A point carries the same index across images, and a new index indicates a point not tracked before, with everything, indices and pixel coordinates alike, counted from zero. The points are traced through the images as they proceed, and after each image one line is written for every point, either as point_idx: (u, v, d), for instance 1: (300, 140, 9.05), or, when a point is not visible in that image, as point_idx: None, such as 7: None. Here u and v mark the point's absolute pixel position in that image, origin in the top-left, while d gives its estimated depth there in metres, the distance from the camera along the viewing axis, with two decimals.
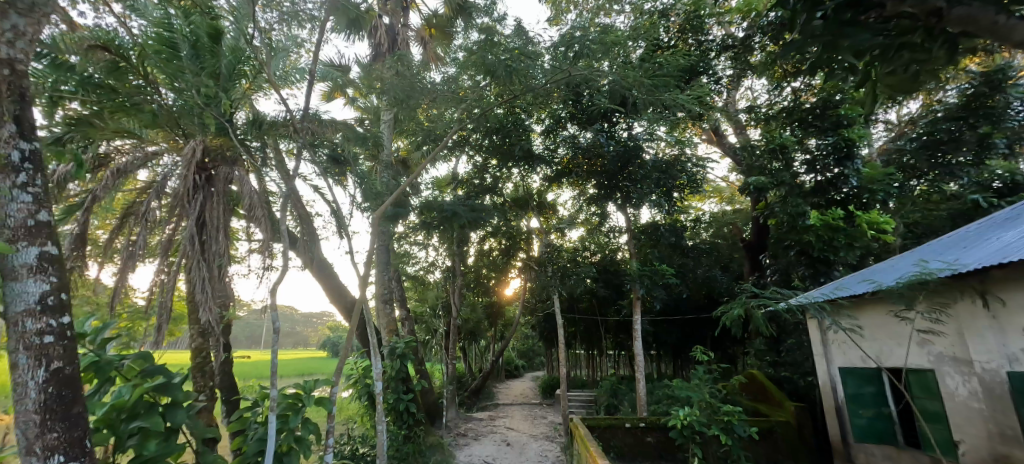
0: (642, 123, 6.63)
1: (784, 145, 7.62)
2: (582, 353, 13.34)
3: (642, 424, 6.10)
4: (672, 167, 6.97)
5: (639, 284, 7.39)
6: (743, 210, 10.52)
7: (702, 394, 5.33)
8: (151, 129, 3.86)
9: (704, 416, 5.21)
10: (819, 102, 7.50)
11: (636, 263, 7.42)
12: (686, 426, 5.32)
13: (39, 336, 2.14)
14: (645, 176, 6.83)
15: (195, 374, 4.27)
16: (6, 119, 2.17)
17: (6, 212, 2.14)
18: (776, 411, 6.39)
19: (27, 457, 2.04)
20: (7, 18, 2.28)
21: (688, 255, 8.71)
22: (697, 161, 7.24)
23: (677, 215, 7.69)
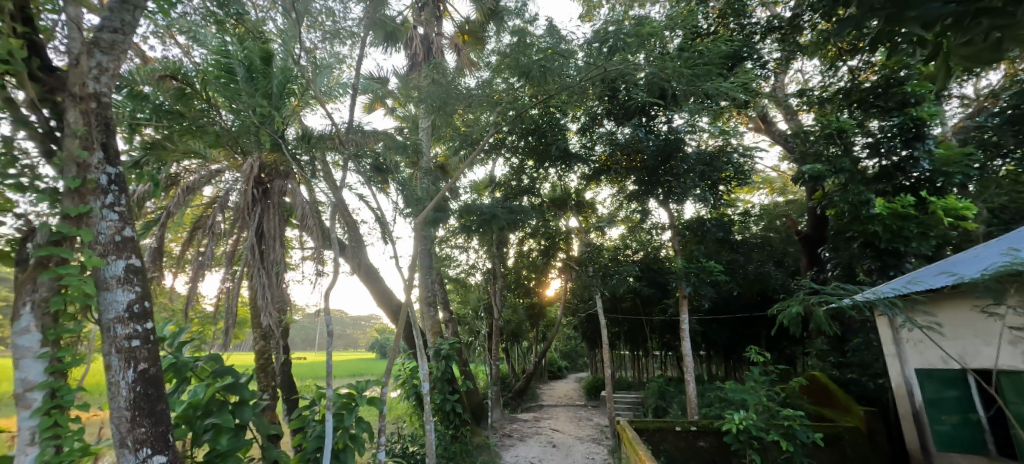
0: (682, 115, 6.45)
1: (841, 129, 7.14)
2: (627, 354, 13.13)
3: (694, 428, 5.95)
4: (718, 158, 6.75)
5: (685, 282, 7.19)
6: (798, 200, 9.86)
7: (759, 398, 5.12)
8: (214, 149, 4.16)
9: (761, 420, 5.01)
10: (880, 80, 7.08)
11: (681, 260, 7.24)
12: (742, 431, 5.14)
13: (128, 340, 2.37)
14: (688, 170, 6.62)
15: (260, 374, 4.67)
16: (95, 147, 2.42)
17: (98, 229, 2.38)
18: (843, 416, 6.03)
19: (122, 449, 2.29)
20: (93, 56, 2.54)
21: (738, 250, 8.39)
22: (744, 150, 7.00)
23: (723, 209, 7.43)
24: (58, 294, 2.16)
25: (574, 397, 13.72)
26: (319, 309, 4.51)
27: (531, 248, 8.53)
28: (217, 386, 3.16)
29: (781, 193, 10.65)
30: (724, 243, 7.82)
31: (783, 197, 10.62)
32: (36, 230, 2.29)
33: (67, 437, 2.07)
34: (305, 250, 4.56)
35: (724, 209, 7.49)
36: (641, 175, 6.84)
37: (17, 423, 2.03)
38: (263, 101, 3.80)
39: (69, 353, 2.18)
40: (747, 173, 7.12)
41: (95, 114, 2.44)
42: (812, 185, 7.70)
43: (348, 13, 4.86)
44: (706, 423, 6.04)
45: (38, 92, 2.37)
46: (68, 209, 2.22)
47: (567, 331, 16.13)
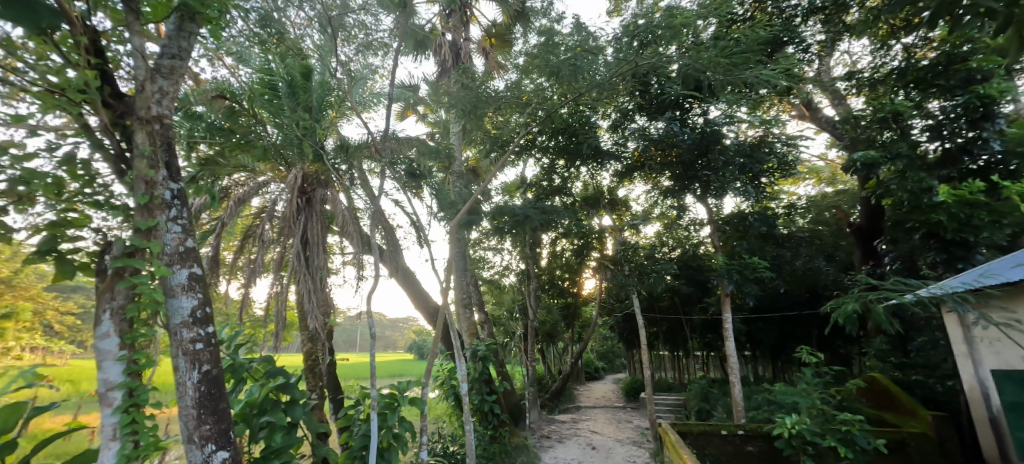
0: (720, 106, 6.32)
1: (897, 112, 6.72)
2: (666, 354, 12.83)
3: (741, 432, 5.78)
4: (758, 148, 6.54)
5: (726, 279, 6.97)
6: (850, 190, 9.23)
7: (811, 400, 4.93)
8: (261, 162, 4.40)
9: (816, 425, 4.84)
10: (941, 57, 6.65)
11: (721, 256, 7.02)
12: (794, 437, 4.97)
13: (192, 343, 2.56)
14: (727, 162, 6.44)
15: (308, 374, 4.90)
16: (160, 166, 2.63)
17: (164, 241, 2.58)
18: (907, 421, 5.72)
19: (189, 444, 2.47)
20: (156, 82, 2.76)
21: (783, 245, 8.04)
22: (787, 139, 6.71)
23: (764, 203, 7.16)
24: (132, 302, 2.36)
25: (612, 399, 13.54)
26: (360, 312, 4.68)
27: (565, 248, 8.50)
28: (271, 386, 3.34)
29: (830, 184, 10.12)
30: (768, 238, 7.54)
31: (831, 188, 10.08)
32: (112, 243, 2.52)
33: (143, 432, 2.25)
34: (346, 256, 4.74)
35: (767, 202, 7.23)
36: (677, 169, 6.69)
37: (101, 420, 2.23)
38: (304, 114, 4.00)
39: (144, 355, 2.36)
40: (791, 163, 6.82)
41: (159, 134, 2.66)
42: (865, 174, 7.26)
43: (379, 25, 5.02)
44: (754, 427, 5.84)
45: (110, 117, 2.59)
46: (138, 224, 2.42)
47: (603, 332, 15.94)
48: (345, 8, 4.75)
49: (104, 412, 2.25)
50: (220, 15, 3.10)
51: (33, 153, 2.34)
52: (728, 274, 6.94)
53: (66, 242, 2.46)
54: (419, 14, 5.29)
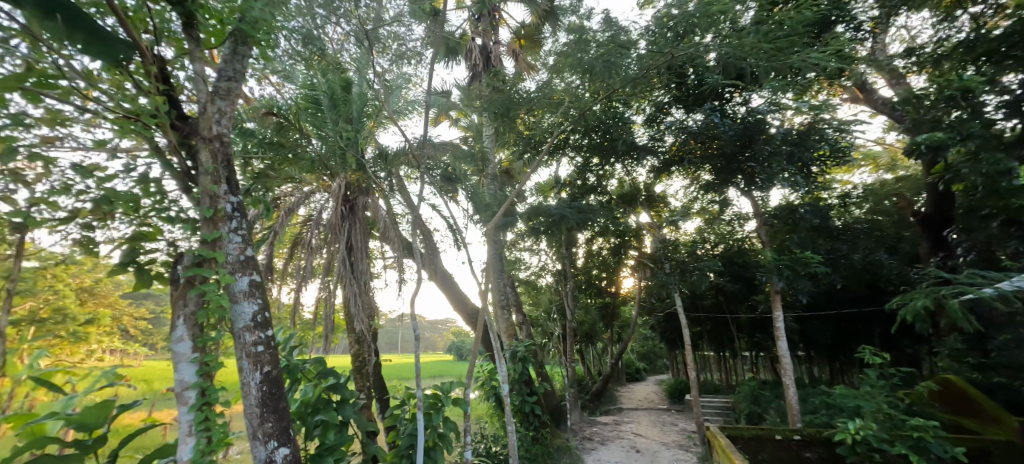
0: (762, 94, 6.08)
1: (967, 88, 6.05)
2: (711, 354, 12.42)
3: (798, 438, 5.54)
4: (807, 136, 6.18)
5: (776, 275, 6.67)
6: (913, 176, 8.45)
7: (876, 404, 4.71)
8: (307, 174, 4.63)
9: (883, 431, 4.57)
10: (1014, 26, 5.84)
11: (770, 252, 6.74)
12: (859, 444, 4.76)
13: (255, 346, 2.74)
14: (773, 152, 6.15)
15: (355, 375, 5.08)
16: (222, 181, 2.83)
17: (227, 250, 2.78)
18: (991, 429, 5.31)
19: (254, 440, 2.64)
20: (216, 103, 2.97)
21: (838, 238, 7.59)
22: (839, 125, 6.33)
23: (815, 194, 6.86)
24: (201, 308, 2.56)
25: (655, 401, 13.24)
26: (403, 315, 4.81)
27: (601, 248, 8.42)
28: (324, 386, 3.51)
29: (889, 170, 9.33)
30: (820, 231, 7.15)
31: (891, 174, 9.33)
32: (182, 254, 2.74)
33: (215, 429, 2.43)
34: (387, 261, 4.90)
35: (818, 192, 6.90)
36: (720, 162, 6.53)
37: (178, 417, 2.43)
38: (345, 126, 4.16)
39: (213, 357, 2.55)
40: (844, 150, 6.43)
41: (220, 153, 2.86)
42: (931, 158, 6.64)
43: (412, 35, 5.20)
44: (812, 432, 5.58)
45: (178, 138, 2.82)
46: (205, 235, 2.62)
47: (643, 332, 15.62)
48: (381, 22, 4.90)
49: (180, 410, 2.45)
50: (269, 37, 3.30)
51: (112, 174, 2.58)
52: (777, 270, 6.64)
53: (143, 254, 2.71)
54: (449, 21, 5.38)
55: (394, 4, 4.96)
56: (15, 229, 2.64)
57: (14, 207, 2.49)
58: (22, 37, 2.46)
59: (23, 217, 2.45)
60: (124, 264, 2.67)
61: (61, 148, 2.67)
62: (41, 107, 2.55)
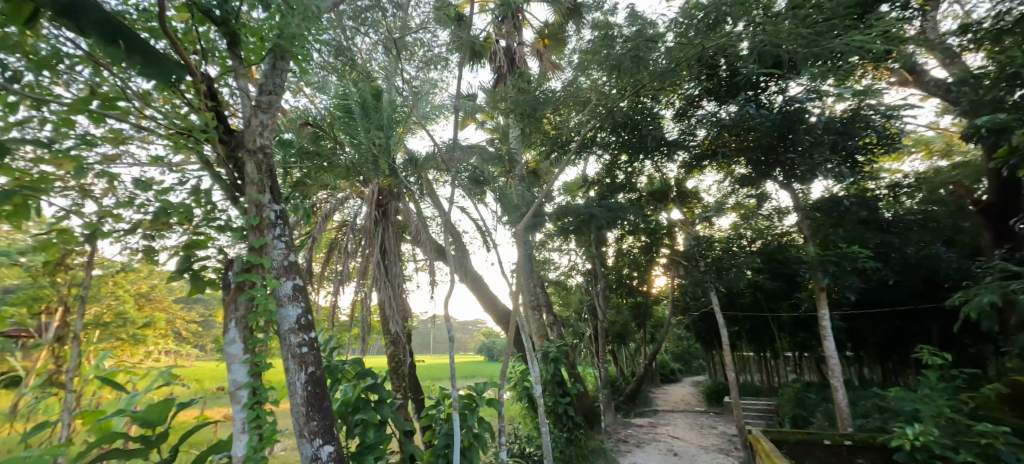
0: (801, 82, 5.83)
1: None
2: (750, 354, 12.01)
3: (849, 443, 5.32)
4: (852, 123, 5.91)
5: (819, 272, 6.45)
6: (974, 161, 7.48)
7: (937, 409, 4.52)
8: (342, 180, 4.79)
9: (946, 438, 4.33)
10: None
11: (813, 247, 6.46)
12: (918, 451, 4.52)
13: (300, 347, 2.86)
14: (815, 143, 5.84)
15: (392, 375, 5.19)
16: (266, 191, 2.98)
17: (272, 256, 2.92)
18: None
19: (300, 437, 2.77)
20: (258, 117, 3.12)
21: (889, 230, 7.31)
22: (887, 111, 5.91)
23: (862, 185, 6.58)
24: (250, 311, 2.70)
25: (691, 403, 12.92)
26: (436, 317, 4.90)
27: (631, 246, 8.29)
28: (363, 386, 3.63)
29: (944, 156, 8.52)
30: (870, 224, 6.81)
31: (947, 161, 8.50)
32: (231, 261, 2.90)
33: (265, 426, 2.55)
34: (419, 263, 5.00)
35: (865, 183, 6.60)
36: (756, 154, 6.23)
37: (233, 415, 2.58)
38: (377, 133, 4.27)
39: (262, 358, 2.68)
40: (891, 137, 6.06)
41: (264, 164, 3.01)
42: (992, 142, 6.08)
43: (437, 41, 5.32)
44: (865, 437, 5.35)
45: (226, 151, 2.99)
46: (252, 242, 2.76)
47: (677, 331, 15.27)
48: (407, 30, 5.05)
49: (234, 408, 2.60)
50: (305, 51, 3.44)
51: (168, 187, 2.77)
52: (821, 266, 6.40)
53: (197, 262, 2.90)
54: (473, 25, 5.46)
55: (418, 13, 5.14)
56: (86, 240, 2.86)
57: (84, 220, 2.71)
58: (87, 64, 2.67)
59: (92, 229, 2.66)
60: (180, 271, 2.85)
61: (122, 165, 2.88)
62: (105, 128, 2.76)
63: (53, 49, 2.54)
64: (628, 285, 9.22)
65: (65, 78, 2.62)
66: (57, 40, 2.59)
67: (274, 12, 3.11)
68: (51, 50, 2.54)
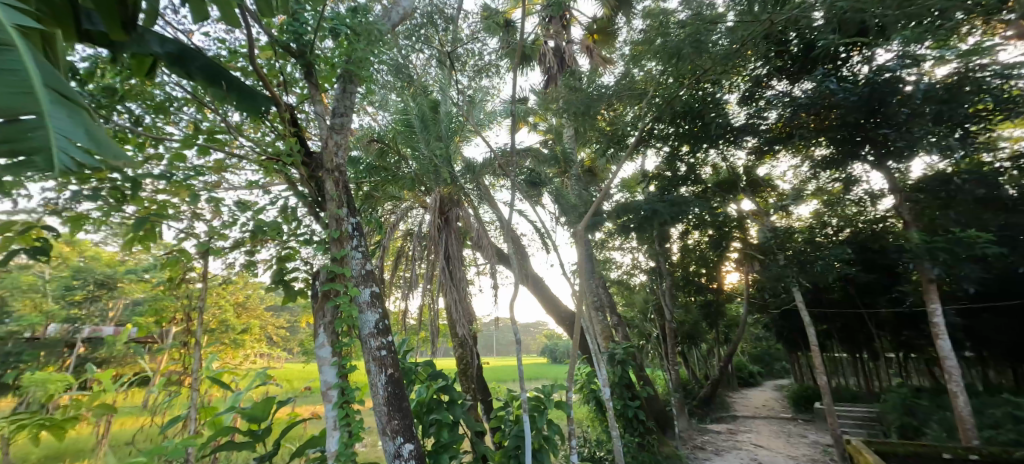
0: (890, 47, 5.06)
1: None
2: (842, 357, 10.89)
3: (974, 457, 4.75)
4: (959, 88, 4.89)
5: (926, 262, 5.47)
6: None
7: None
8: (406, 192, 5.01)
9: None
10: None
11: (915, 234, 5.59)
12: None
13: (379, 350, 3.06)
14: (915, 115, 5.10)
15: (461, 377, 5.36)
16: (344, 206, 3.22)
17: (353, 266, 3.16)
18: None
19: (383, 435, 2.95)
20: (333, 137, 3.37)
21: (1015, 211, 5.20)
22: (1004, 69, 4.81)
23: (978, 157, 5.24)
24: (336, 317, 2.94)
25: (775, 408, 12.02)
26: (500, 319, 5.01)
27: (698, 242, 7.56)
28: (435, 387, 3.79)
29: None
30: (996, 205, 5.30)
31: None
32: (318, 271, 3.18)
33: (354, 424, 2.74)
34: (481, 268, 5.13)
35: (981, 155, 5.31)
36: (840, 132, 5.64)
37: (326, 413, 2.83)
38: (437, 143, 4.37)
39: (348, 361, 2.90)
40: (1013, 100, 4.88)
41: (341, 181, 3.25)
42: None
43: (487, 49, 5.45)
44: (996, 452, 4.71)
45: (308, 171, 3.28)
46: (334, 254, 2.99)
47: (754, 331, 14.30)
48: (459, 41, 5.16)
49: (328, 406, 2.85)
50: (371, 73, 3.67)
51: (262, 208, 3.09)
52: (929, 256, 5.38)
53: (288, 273, 3.22)
54: (518, 29, 5.58)
55: (469, 24, 5.35)
56: (198, 258, 3.26)
57: (198, 241, 3.10)
58: (193, 104, 3.06)
59: (205, 248, 3.04)
60: (276, 282, 3.18)
61: (224, 191, 3.25)
62: (209, 158, 3.14)
63: (167, 94, 2.94)
64: (697, 282, 8.80)
65: (176, 118, 3.02)
66: (169, 86, 3.00)
67: (342, 40, 3.37)
68: (166, 96, 2.95)
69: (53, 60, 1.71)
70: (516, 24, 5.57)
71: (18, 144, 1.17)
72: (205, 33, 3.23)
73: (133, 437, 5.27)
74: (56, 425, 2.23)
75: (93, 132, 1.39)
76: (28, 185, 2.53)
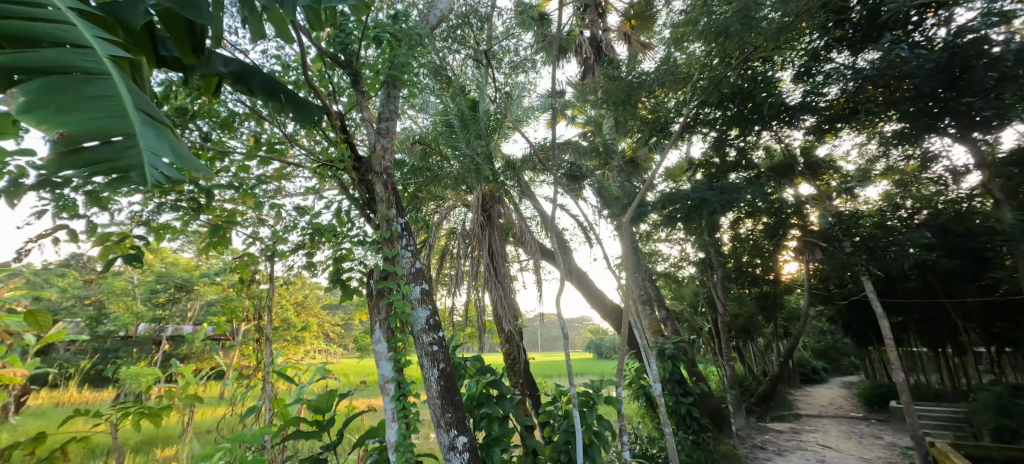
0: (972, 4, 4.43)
1: None
2: (921, 351, 10.01)
3: None
4: None
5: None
6: None
7: None
8: (450, 191, 5.08)
9: None
10: None
11: (1007, 213, 4.70)
12: None
13: (431, 345, 3.16)
14: (1004, 80, 4.34)
15: (510, 371, 5.41)
16: (393, 207, 3.34)
17: (403, 264, 3.27)
18: None
19: (438, 427, 3.05)
20: (380, 142, 3.48)
21: None
22: None
23: None
24: (390, 314, 3.07)
25: (844, 407, 11.26)
26: (544, 314, 5.02)
27: (751, 231, 7.24)
28: (484, 382, 3.84)
29: None
30: None
31: None
32: (372, 270, 3.32)
33: (411, 416, 2.85)
34: (524, 264, 5.16)
35: None
36: (913, 105, 4.96)
37: (385, 405, 2.95)
38: (477, 142, 4.43)
39: (402, 356, 3.01)
40: None
41: (389, 183, 3.37)
42: None
43: (522, 44, 5.45)
44: None
45: (359, 175, 3.43)
46: (386, 253, 3.11)
47: (816, 324, 13.48)
48: (493, 39, 5.18)
49: (385, 399, 2.98)
50: (412, 76, 3.75)
51: (318, 212, 3.26)
52: None
53: (346, 270, 3.42)
54: (553, 22, 5.55)
55: (502, 21, 5.38)
56: (263, 261, 3.49)
57: (264, 245, 3.32)
58: (253, 118, 3.28)
59: (271, 252, 3.25)
60: (334, 281, 3.37)
61: (284, 197, 3.47)
62: (270, 168, 3.35)
63: (230, 110, 3.17)
64: (751, 273, 8.40)
65: (239, 132, 3.24)
66: (231, 102, 3.21)
67: (385, 46, 3.44)
68: (229, 111, 3.17)
69: (140, 86, 1.89)
70: (551, 17, 5.49)
71: (117, 161, 1.31)
72: (262, 50, 3.44)
73: (214, 426, 5.76)
74: (152, 413, 2.48)
75: (177, 150, 1.52)
76: (120, 199, 2.81)
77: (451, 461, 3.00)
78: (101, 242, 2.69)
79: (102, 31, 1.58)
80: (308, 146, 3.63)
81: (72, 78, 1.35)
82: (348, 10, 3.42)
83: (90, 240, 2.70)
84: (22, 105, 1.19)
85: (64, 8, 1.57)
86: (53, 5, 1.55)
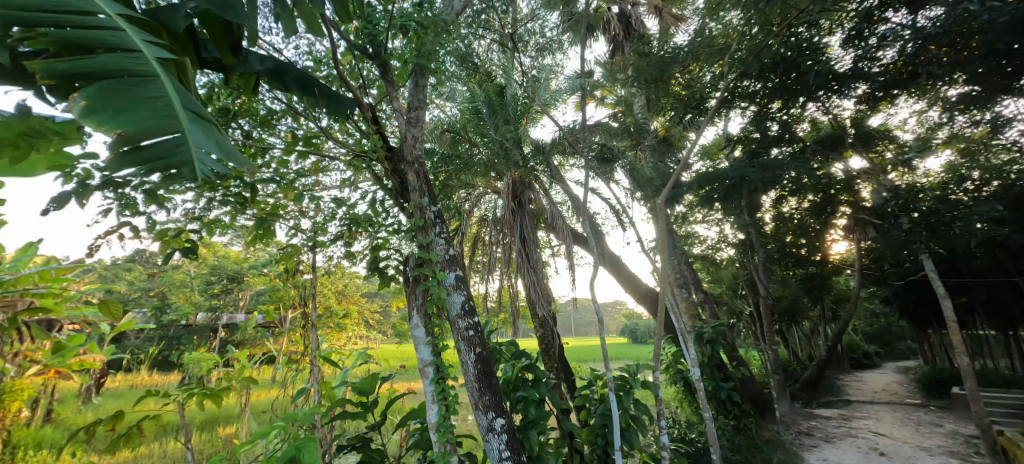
0: None
1: None
2: (987, 334, 9.32)
3: None
4: None
5: None
6: None
7: None
8: (479, 178, 5.11)
9: None
10: None
11: None
12: None
13: (467, 330, 3.22)
14: None
15: (544, 355, 5.41)
16: (426, 195, 3.40)
17: (438, 251, 3.33)
18: None
19: (476, 409, 3.12)
20: (411, 131, 3.52)
21: None
22: None
23: None
24: (427, 300, 3.17)
25: (900, 393, 10.68)
26: (577, 299, 4.99)
27: (794, 210, 6.92)
28: (521, 366, 3.88)
29: None
30: None
31: None
32: (408, 258, 3.40)
33: (450, 398, 2.93)
34: (555, 249, 5.15)
35: None
36: (983, 65, 4.46)
37: (424, 388, 3.03)
38: (506, 127, 4.39)
39: (439, 340, 3.10)
40: None
41: (421, 172, 3.42)
42: None
43: (548, 25, 5.28)
44: None
45: (391, 166, 3.50)
46: (421, 241, 3.17)
47: (867, 305, 12.78)
48: (518, 22, 5.07)
49: (425, 382, 3.07)
50: (439, 65, 3.74)
51: (354, 203, 3.37)
52: None
53: (382, 258, 3.53)
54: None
55: (528, 3, 5.31)
56: (305, 251, 3.63)
57: (306, 236, 3.46)
58: (290, 115, 3.40)
59: (312, 242, 3.38)
60: (373, 269, 3.48)
61: (322, 189, 3.59)
62: (307, 162, 3.47)
63: (268, 108, 3.29)
64: (795, 254, 8.03)
65: (277, 130, 3.38)
66: (269, 101, 3.34)
67: (411, 35, 3.46)
68: (267, 110, 3.29)
69: (187, 85, 1.97)
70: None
71: (170, 158, 1.40)
72: (295, 48, 3.54)
73: (268, 407, 6.16)
74: (214, 393, 2.66)
75: (224, 145, 1.59)
76: (174, 195, 2.99)
77: (490, 442, 3.08)
78: (160, 237, 2.89)
79: (150, 35, 1.67)
80: (343, 139, 3.74)
81: (126, 82, 1.44)
82: (374, 2, 3.47)
83: (150, 236, 2.89)
84: (84, 110, 1.28)
85: (114, 15, 1.65)
86: (104, 12, 1.64)
